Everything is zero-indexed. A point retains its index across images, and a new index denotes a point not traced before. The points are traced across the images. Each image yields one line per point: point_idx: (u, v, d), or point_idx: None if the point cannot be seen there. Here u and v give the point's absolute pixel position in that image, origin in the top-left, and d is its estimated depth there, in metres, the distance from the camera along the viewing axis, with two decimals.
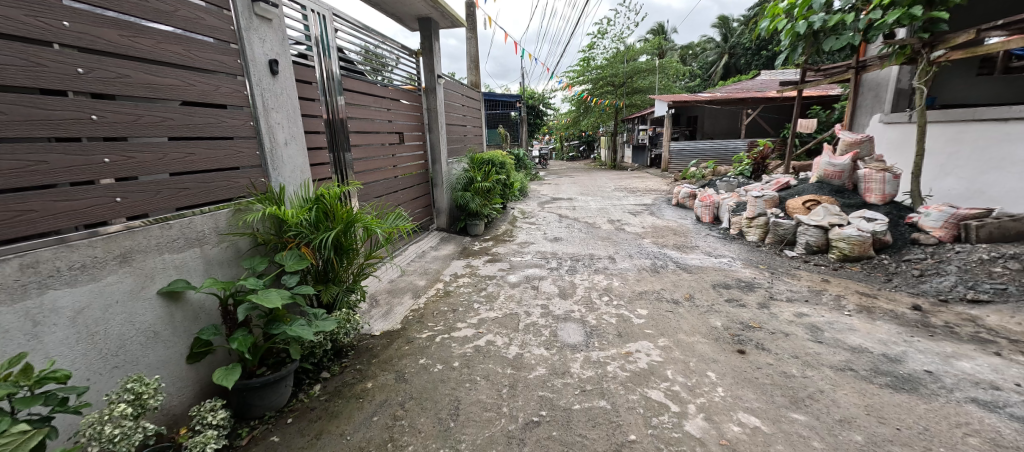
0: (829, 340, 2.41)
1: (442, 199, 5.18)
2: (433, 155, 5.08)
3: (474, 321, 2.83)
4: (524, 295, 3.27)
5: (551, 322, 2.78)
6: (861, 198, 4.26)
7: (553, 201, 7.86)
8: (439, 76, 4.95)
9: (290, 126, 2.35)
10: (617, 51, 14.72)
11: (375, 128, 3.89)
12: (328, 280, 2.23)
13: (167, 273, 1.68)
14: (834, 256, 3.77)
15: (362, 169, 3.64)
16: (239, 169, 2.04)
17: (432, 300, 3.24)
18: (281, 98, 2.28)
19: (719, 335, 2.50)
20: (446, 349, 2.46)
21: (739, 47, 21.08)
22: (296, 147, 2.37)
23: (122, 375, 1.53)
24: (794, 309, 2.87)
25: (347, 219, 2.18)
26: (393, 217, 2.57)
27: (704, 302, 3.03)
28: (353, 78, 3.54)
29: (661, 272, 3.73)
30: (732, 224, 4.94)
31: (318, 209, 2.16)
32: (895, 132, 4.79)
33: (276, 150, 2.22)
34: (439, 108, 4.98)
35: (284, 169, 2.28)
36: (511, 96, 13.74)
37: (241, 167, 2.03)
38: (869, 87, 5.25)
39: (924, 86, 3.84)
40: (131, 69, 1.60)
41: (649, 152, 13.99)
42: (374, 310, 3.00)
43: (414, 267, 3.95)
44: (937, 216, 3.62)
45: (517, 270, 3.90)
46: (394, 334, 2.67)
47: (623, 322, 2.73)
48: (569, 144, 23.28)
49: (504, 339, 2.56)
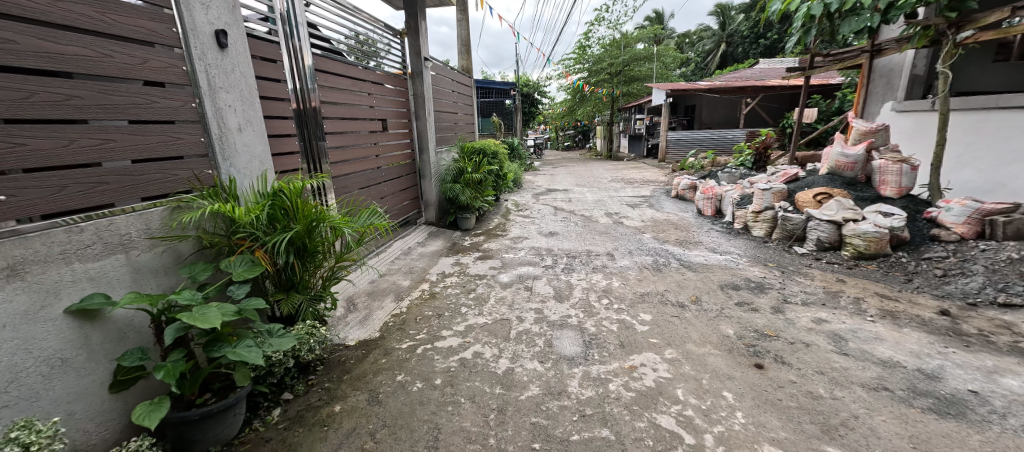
0: (855, 352, 2.17)
1: (430, 192, 4.90)
2: (420, 144, 4.76)
3: (460, 329, 2.56)
4: (517, 298, 3.00)
5: (546, 329, 2.52)
6: (874, 191, 4.00)
7: (548, 192, 7.57)
8: (426, 59, 4.59)
9: (245, 110, 2.01)
10: (614, 38, 14.32)
11: (353, 116, 3.56)
12: (290, 287, 1.94)
13: (78, 286, 1.37)
14: (847, 253, 3.55)
15: (339, 160, 3.33)
16: (183, 158, 1.74)
17: (416, 303, 2.95)
18: (233, 76, 1.94)
19: (732, 346, 2.26)
20: (427, 363, 2.19)
21: (738, 35, 20.76)
22: (253, 133, 2.05)
23: (15, 416, 1.24)
24: (811, 314, 2.62)
25: (310, 217, 1.88)
26: (367, 213, 2.26)
27: (713, 306, 2.77)
28: (324, 58, 3.18)
29: (664, 271, 3.47)
30: (736, 218, 4.71)
31: (275, 206, 1.85)
32: (910, 120, 4.54)
33: (226, 138, 1.90)
34: (426, 93, 4.63)
35: (239, 160, 1.97)
36: (506, 83, 13.23)
37: (186, 155, 1.75)
38: (881, 73, 4.99)
39: (948, 70, 3.51)
40: (19, 33, 1.27)
41: (646, 142, 13.68)
42: (350, 317, 2.69)
43: (398, 265, 3.65)
44: (960, 211, 3.36)
45: (510, 268, 3.62)
46: (370, 344, 2.40)
47: (625, 331, 2.47)
48: (564, 133, 22.78)
49: (493, 351, 2.30)
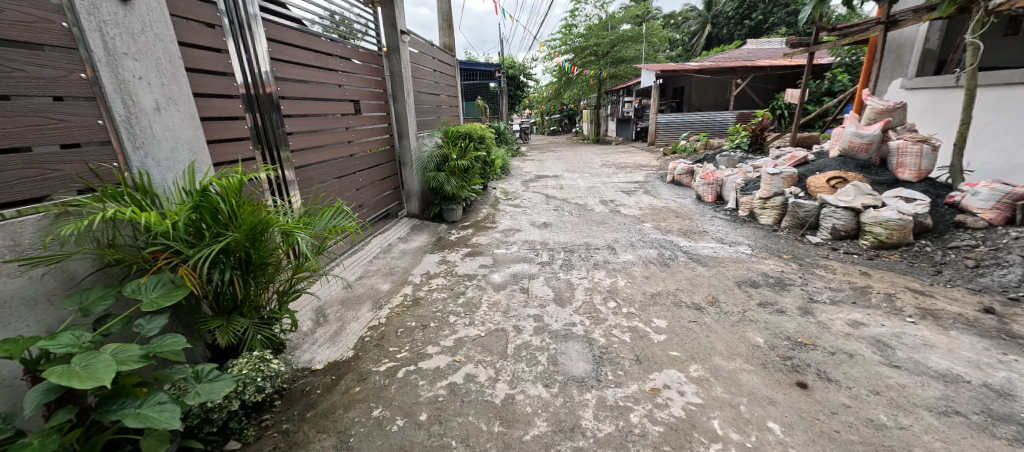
0: (907, 362, 1.88)
1: (412, 181, 4.48)
2: (399, 128, 4.31)
3: (449, 344, 2.19)
4: (512, 303, 2.63)
5: (548, 342, 2.17)
6: (891, 174, 3.73)
7: (538, 179, 7.17)
8: (403, 33, 4.10)
9: (163, 84, 1.59)
10: (600, 18, 13.83)
11: (318, 97, 3.09)
12: (231, 310, 1.55)
13: None
14: (866, 243, 3.28)
15: (303, 147, 2.87)
16: (79, 146, 1.38)
17: (397, 311, 2.57)
18: (143, 39, 1.52)
19: (767, 359, 1.94)
20: (410, 392, 1.82)
21: (721, 16, 20.42)
22: (176, 115, 1.63)
23: None
24: (845, 316, 2.32)
25: (252, 222, 1.48)
26: (331, 213, 1.86)
27: (734, 308, 2.45)
28: (280, 27, 2.70)
29: (672, 266, 3.16)
30: (741, 205, 4.42)
31: (203, 210, 1.43)
32: (923, 97, 4.27)
33: (136, 120, 1.49)
34: (404, 72, 4.17)
35: (159, 150, 1.56)
36: (490, 65, 12.67)
37: (84, 142, 1.38)
38: (892, 48, 4.69)
39: (978, 41, 3.20)
40: None
41: (634, 125, 13.31)
42: (318, 332, 2.30)
43: (377, 266, 3.25)
44: (988, 196, 3.12)
45: (502, 266, 3.25)
46: (341, 367, 2.02)
47: (640, 343, 2.13)
48: (550, 117, 22.27)
49: (489, 372, 1.94)
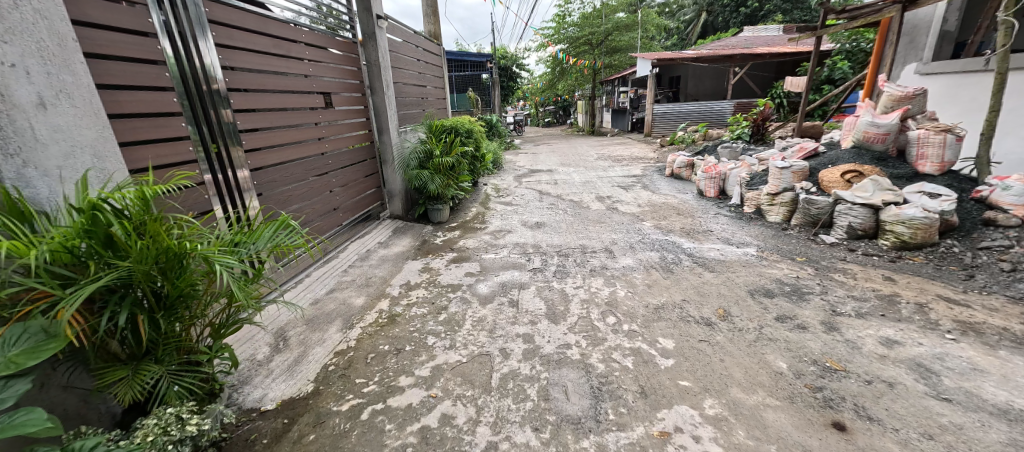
0: (957, 393, 1.61)
1: (395, 180, 4.15)
2: (378, 123, 3.97)
3: (424, 374, 1.90)
4: (499, 320, 2.33)
5: (539, 370, 1.88)
6: (910, 167, 3.45)
7: (531, 174, 6.85)
8: (381, 18, 3.75)
9: (49, 73, 1.32)
10: (594, 6, 13.38)
11: (280, 89, 2.76)
12: (139, 356, 1.27)
13: None
14: (886, 243, 3.01)
15: (262, 147, 2.55)
16: None
17: (369, 332, 2.27)
18: (15, 16, 1.24)
19: (794, 391, 1.66)
20: (375, 441, 1.53)
21: (716, 3, 19.99)
22: (70, 111, 1.38)
23: None
24: (875, 333, 2.04)
25: (159, 250, 1.18)
26: (274, 229, 1.55)
27: (748, 323, 2.17)
28: (228, 8, 2.35)
29: (676, 272, 2.86)
30: (746, 201, 4.13)
31: (91, 236, 1.13)
32: (942, 82, 3.96)
33: (9, 119, 1.23)
34: (383, 62, 3.83)
35: (46, 156, 1.31)
36: (481, 56, 12.22)
37: None
38: (907, 30, 4.37)
39: (1011, 19, 2.90)
40: None
41: (630, 116, 12.94)
42: (276, 361, 2.00)
43: (351, 276, 2.94)
44: (1021, 190, 2.84)
45: (489, 274, 2.95)
46: (297, 407, 1.72)
47: (645, 370, 1.85)
48: (544, 109, 21.84)
49: (469, 412, 1.65)
